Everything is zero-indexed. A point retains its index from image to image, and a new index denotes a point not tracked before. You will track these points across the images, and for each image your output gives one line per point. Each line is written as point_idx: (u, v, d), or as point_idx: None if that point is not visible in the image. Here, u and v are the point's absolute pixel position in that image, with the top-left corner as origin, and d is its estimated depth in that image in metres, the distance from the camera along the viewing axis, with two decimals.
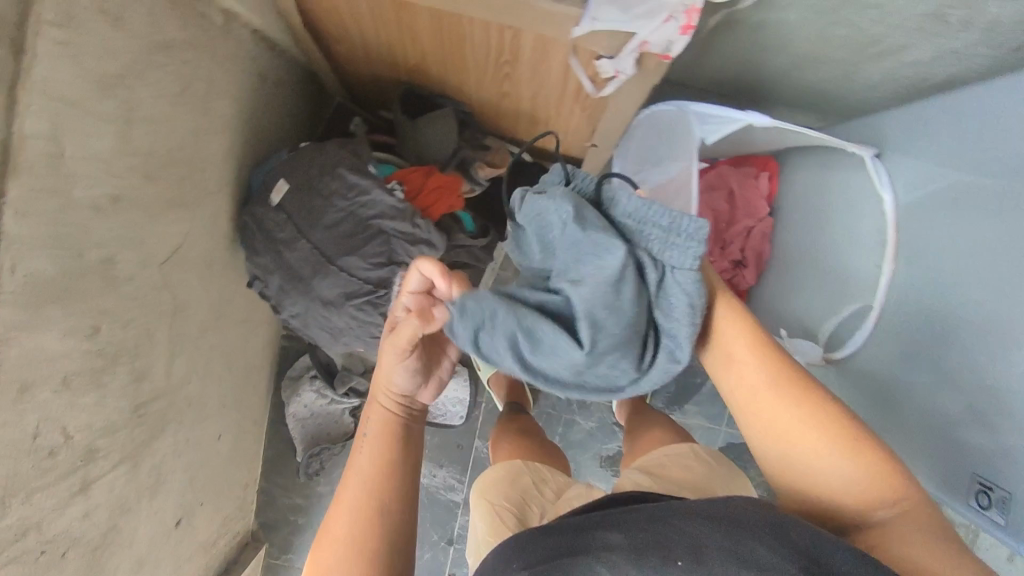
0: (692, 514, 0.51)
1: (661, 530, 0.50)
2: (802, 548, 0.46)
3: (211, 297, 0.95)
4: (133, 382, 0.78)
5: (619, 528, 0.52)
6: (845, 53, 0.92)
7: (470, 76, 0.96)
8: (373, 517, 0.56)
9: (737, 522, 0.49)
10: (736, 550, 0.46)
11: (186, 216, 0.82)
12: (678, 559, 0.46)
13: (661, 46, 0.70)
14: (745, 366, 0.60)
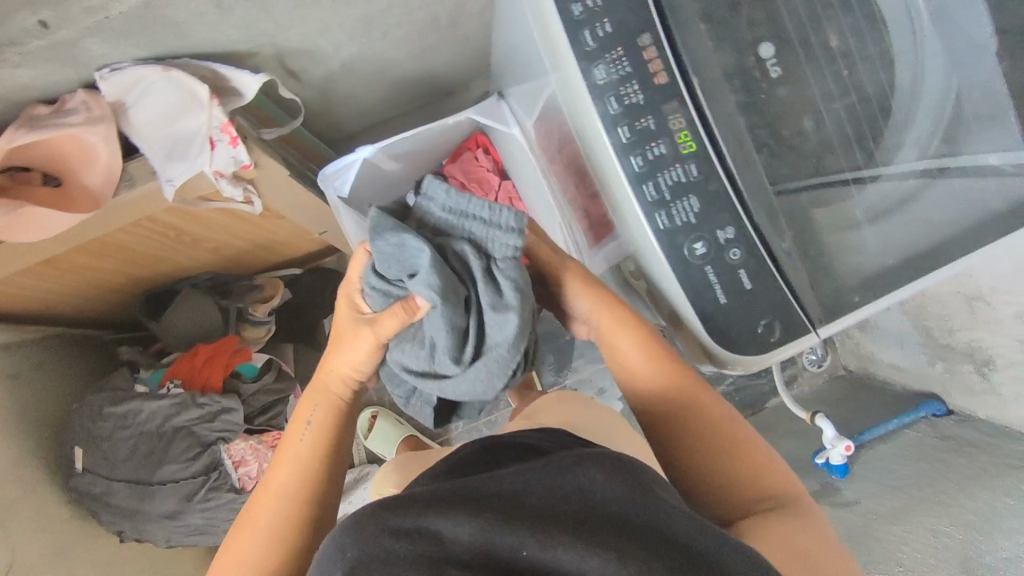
0: (543, 485, 0.42)
1: (514, 507, 0.40)
2: (690, 548, 0.39)
3: (89, 574, 0.98)
4: None
5: (464, 506, 0.40)
6: (433, 38, 0.98)
7: (174, 256, 1.04)
8: (294, 496, 0.58)
9: (639, 503, 0.41)
10: (630, 540, 0.39)
11: (0, 537, 0.86)
12: (526, 549, 0.38)
13: (235, 163, 0.78)
14: (650, 379, 0.62)
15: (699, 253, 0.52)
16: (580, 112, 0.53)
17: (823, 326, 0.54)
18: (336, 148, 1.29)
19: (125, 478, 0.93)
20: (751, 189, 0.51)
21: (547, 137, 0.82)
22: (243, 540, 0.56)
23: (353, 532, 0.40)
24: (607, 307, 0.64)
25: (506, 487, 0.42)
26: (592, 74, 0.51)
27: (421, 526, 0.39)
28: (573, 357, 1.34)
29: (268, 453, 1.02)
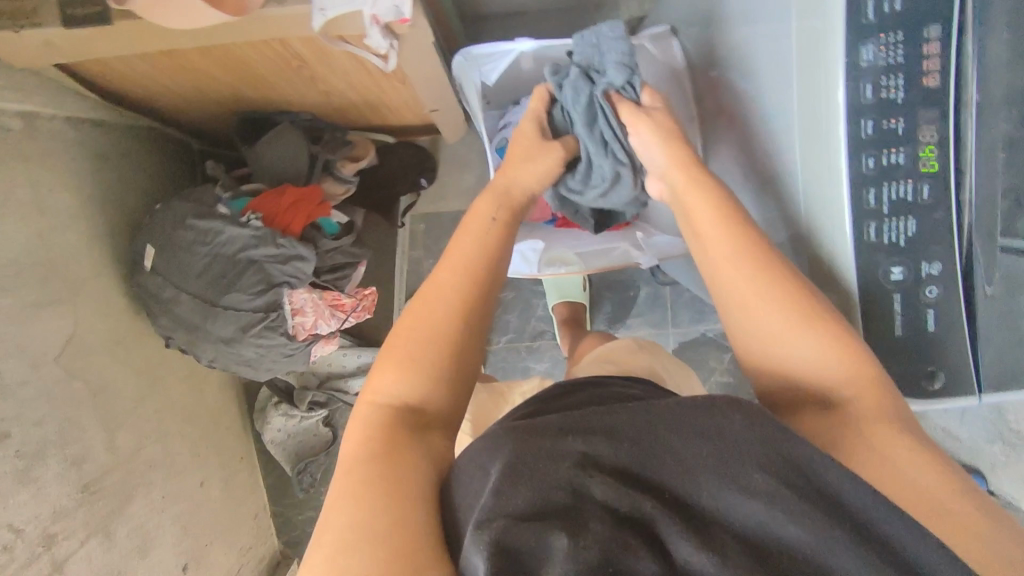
0: (688, 416, 0.39)
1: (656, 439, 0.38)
2: (833, 503, 0.36)
3: (136, 368, 1.01)
4: (72, 467, 0.86)
5: (603, 433, 0.39)
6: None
7: (286, 87, 0.99)
8: (443, 343, 0.49)
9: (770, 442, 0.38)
10: (772, 485, 0.36)
11: (66, 309, 0.89)
12: (668, 487, 0.37)
13: (392, 14, 0.72)
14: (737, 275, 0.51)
15: (892, 278, 0.47)
16: (824, 83, 0.47)
17: (988, 391, 0.48)
18: (463, 26, 1.21)
19: (193, 291, 0.95)
20: (980, 227, 0.45)
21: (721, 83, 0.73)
22: (406, 340, 0.49)
23: (491, 441, 0.40)
24: (723, 213, 0.54)
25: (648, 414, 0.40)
26: (857, 51, 0.45)
27: (549, 446, 0.38)
28: (630, 313, 1.31)
29: (326, 311, 1.03)
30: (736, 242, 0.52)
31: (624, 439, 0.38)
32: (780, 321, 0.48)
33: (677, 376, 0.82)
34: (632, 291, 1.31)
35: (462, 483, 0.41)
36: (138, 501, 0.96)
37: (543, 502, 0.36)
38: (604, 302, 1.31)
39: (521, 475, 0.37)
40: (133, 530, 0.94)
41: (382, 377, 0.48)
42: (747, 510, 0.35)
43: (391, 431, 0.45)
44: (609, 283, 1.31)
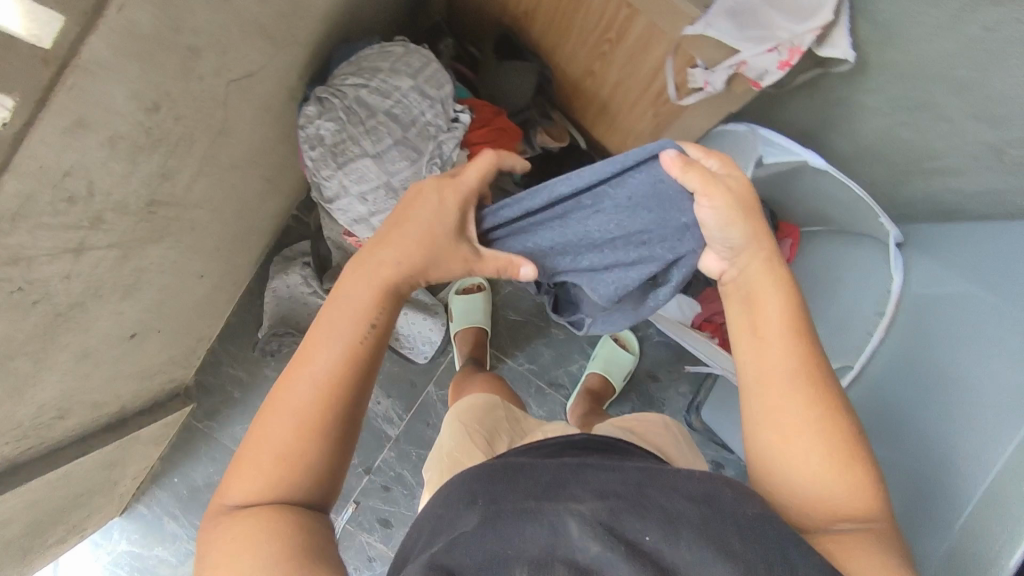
0: (661, 490, 0.57)
1: (636, 497, 0.55)
2: (698, 523, 0.52)
3: (253, 138, 0.97)
4: (159, 177, 0.80)
5: (570, 491, 0.58)
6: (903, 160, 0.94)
7: (571, 40, 0.98)
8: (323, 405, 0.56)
9: (711, 506, 0.55)
10: (698, 526, 0.52)
11: (269, 50, 0.85)
12: (647, 535, 0.51)
13: (755, 72, 0.74)
14: (774, 354, 0.61)
15: None
16: None
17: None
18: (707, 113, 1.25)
19: (382, 122, 0.91)
20: None
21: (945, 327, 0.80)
22: (277, 418, 0.55)
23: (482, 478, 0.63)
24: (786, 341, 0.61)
25: (629, 479, 0.59)
26: None
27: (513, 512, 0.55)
28: None
29: None
30: (800, 359, 0.60)
31: (602, 494, 0.57)
32: (817, 460, 0.57)
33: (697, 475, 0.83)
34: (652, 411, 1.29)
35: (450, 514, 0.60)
36: (161, 245, 0.92)
37: (514, 549, 0.51)
38: (627, 400, 1.29)
39: (494, 521, 0.55)
40: (138, 264, 0.89)
41: (273, 416, 0.56)
42: (674, 555, 0.50)
43: (326, 400, 0.56)
44: (645, 389, 1.31)
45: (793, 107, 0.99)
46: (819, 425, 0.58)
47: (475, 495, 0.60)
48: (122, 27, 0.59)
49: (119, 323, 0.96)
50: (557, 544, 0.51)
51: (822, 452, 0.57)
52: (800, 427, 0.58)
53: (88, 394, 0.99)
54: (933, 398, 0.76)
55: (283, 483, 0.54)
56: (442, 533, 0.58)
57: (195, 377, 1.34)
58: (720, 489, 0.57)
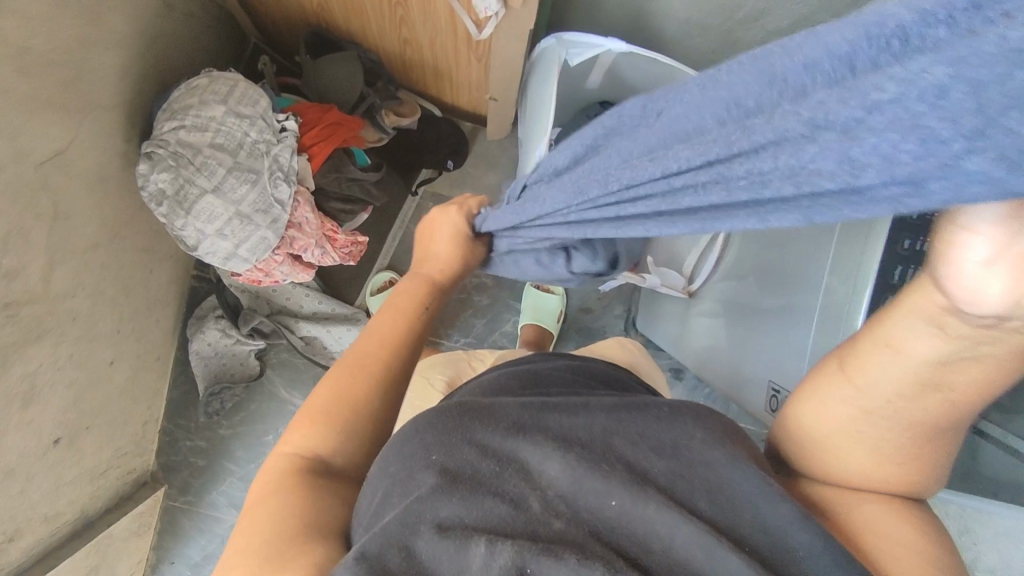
0: (635, 440, 0.50)
1: (602, 452, 0.49)
2: (667, 489, 0.47)
3: (103, 214, 0.98)
4: (2, 278, 0.81)
5: (532, 437, 0.50)
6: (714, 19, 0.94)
7: (371, 16, 0.98)
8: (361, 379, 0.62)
9: (679, 455, 0.49)
10: (672, 496, 0.47)
11: (70, 122, 0.86)
12: (613, 500, 0.46)
13: None
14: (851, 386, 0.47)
15: None
16: None
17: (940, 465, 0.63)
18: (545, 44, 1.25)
19: (209, 155, 0.91)
20: None
21: None
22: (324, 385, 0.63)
23: (426, 433, 0.52)
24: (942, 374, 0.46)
25: (596, 425, 0.51)
26: None
27: (455, 475, 0.49)
28: None
29: (302, 242, 0.99)
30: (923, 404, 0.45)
31: (567, 442, 0.50)
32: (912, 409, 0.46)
33: (636, 356, 0.91)
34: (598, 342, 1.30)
35: (398, 470, 0.51)
36: (44, 343, 0.92)
37: (473, 519, 0.46)
38: (570, 339, 1.30)
39: (452, 487, 0.48)
40: (26, 368, 0.89)
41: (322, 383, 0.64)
42: (656, 529, 0.45)
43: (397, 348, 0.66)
44: (582, 325, 1.31)
45: (601, 7, 0.99)
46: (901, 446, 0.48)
47: (429, 453, 0.50)
48: None
49: (36, 431, 0.95)
50: (518, 515, 0.46)
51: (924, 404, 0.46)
52: (939, 406, 0.45)
53: (35, 507, 0.99)
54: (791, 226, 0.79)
55: (325, 438, 0.59)
56: (390, 492, 0.50)
57: (156, 461, 1.34)
58: (689, 432, 0.51)
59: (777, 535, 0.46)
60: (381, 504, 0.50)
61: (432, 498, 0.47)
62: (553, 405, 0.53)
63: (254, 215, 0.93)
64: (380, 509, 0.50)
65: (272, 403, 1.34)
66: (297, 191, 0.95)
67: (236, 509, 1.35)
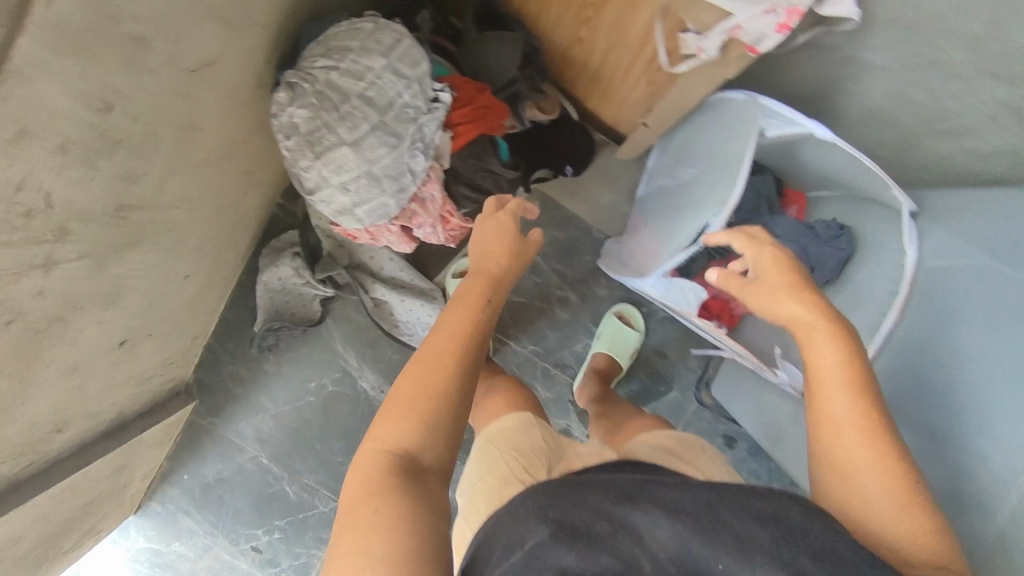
0: (742, 510, 0.47)
1: (709, 521, 0.46)
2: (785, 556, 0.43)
3: (226, 131, 0.93)
4: (124, 180, 0.77)
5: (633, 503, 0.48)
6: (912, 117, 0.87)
7: (555, 6, 0.91)
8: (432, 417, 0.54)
9: (788, 526, 0.45)
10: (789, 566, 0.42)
11: (228, 34, 0.80)
12: (721, 563, 0.43)
13: (752, 37, 0.68)
14: (852, 445, 0.55)
15: None
16: None
17: None
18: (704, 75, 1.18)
19: (356, 106, 0.86)
20: None
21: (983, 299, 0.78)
22: (393, 418, 0.54)
23: (538, 495, 0.52)
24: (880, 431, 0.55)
25: (701, 497, 0.49)
26: None
27: (568, 534, 0.45)
28: (646, 402, 1.28)
29: (416, 218, 0.94)
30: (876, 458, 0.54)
31: (673, 509, 0.47)
32: (867, 450, 0.54)
33: None
34: (661, 387, 1.27)
35: (510, 534, 0.49)
36: (141, 249, 0.89)
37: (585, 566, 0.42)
38: (634, 378, 1.28)
39: (569, 538, 0.45)
40: (118, 271, 0.86)
41: (385, 423, 0.55)
42: None
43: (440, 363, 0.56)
44: (649, 367, 1.27)
45: (795, 66, 0.91)
46: (893, 493, 0.53)
47: (542, 512, 0.48)
48: (55, 25, 0.55)
49: (107, 333, 0.92)
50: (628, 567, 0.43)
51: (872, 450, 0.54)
52: (879, 459, 0.54)
53: (84, 404, 0.97)
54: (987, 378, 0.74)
55: (412, 433, 0.53)
56: (509, 544, 0.47)
57: (194, 374, 1.33)
58: (792, 511, 0.46)
59: None
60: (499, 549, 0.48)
61: (547, 545, 0.44)
62: (658, 484, 0.52)
63: (386, 180, 0.89)
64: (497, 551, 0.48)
65: (322, 352, 1.31)
66: (433, 167, 0.90)
67: (260, 442, 1.34)
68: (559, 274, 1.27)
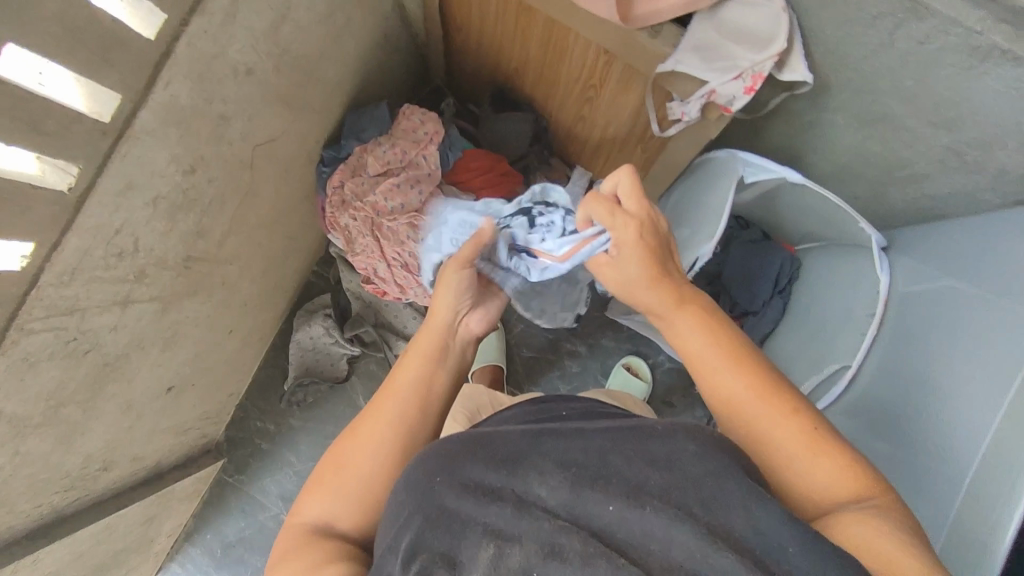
0: (630, 454, 0.49)
1: (601, 468, 0.48)
2: (628, 480, 0.47)
3: (278, 198, 1.07)
4: (193, 234, 0.90)
5: (592, 483, 0.47)
6: (873, 172, 0.98)
7: (559, 89, 1.08)
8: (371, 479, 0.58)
9: (636, 435, 0.51)
10: (665, 497, 0.46)
11: (289, 115, 0.96)
12: (610, 506, 0.45)
13: (725, 98, 0.83)
14: (728, 376, 0.57)
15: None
16: None
17: None
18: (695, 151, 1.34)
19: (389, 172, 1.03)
20: None
21: (919, 327, 0.84)
22: (341, 475, 0.59)
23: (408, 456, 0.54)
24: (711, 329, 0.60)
25: (594, 443, 0.50)
26: None
27: (467, 480, 0.49)
28: None
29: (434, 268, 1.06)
30: (748, 377, 0.56)
31: (565, 463, 0.48)
32: (730, 374, 0.56)
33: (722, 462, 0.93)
34: None
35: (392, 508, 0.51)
36: (197, 298, 1.00)
37: (470, 526, 0.46)
38: None
39: (440, 519, 0.46)
40: (177, 318, 0.97)
41: (309, 499, 0.59)
42: (654, 529, 0.44)
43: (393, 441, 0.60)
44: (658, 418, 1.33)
45: (768, 135, 1.05)
46: (767, 410, 0.54)
47: (423, 467, 0.51)
48: (165, 99, 0.70)
49: (159, 377, 1.01)
50: (522, 523, 0.45)
51: (773, 406, 0.54)
52: (764, 399, 0.55)
53: (132, 446, 1.04)
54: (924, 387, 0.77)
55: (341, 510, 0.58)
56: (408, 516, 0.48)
57: (225, 433, 1.39)
58: (685, 445, 0.49)
59: (763, 532, 0.44)
60: (457, 494, 0.47)
61: (425, 530, 0.46)
62: (551, 429, 0.53)
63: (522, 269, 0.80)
64: (439, 540, 0.46)
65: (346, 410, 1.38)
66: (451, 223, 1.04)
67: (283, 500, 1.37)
68: (569, 330, 1.36)
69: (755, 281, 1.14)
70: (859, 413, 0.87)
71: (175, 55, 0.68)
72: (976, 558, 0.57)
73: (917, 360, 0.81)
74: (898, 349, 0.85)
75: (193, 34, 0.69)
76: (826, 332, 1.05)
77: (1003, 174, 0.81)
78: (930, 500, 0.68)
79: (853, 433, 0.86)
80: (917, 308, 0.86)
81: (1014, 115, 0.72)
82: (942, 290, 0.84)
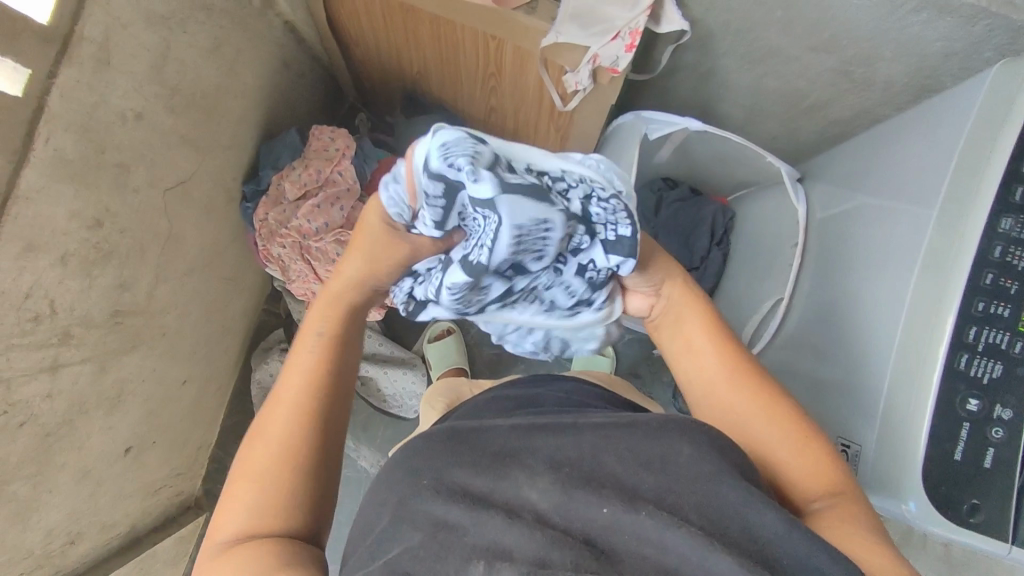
0: (630, 453, 0.49)
1: (593, 470, 0.49)
2: (624, 484, 0.48)
3: (205, 239, 1.07)
4: (117, 288, 0.89)
5: (583, 485, 0.47)
6: (777, 108, 1.00)
7: (462, 84, 1.09)
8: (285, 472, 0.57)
9: (627, 429, 0.51)
10: (661, 496, 0.47)
11: (196, 155, 0.96)
12: (604, 508, 0.46)
13: (609, 61, 0.84)
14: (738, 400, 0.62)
15: (969, 408, 0.56)
16: (957, 256, 0.59)
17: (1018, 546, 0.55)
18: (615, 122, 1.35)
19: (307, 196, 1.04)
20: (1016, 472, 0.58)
21: (834, 247, 0.86)
22: (248, 470, 0.58)
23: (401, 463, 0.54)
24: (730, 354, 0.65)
25: (586, 440, 0.51)
26: (964, 331, 0.56)
27: (473, 491, 0.49)
28: None
29: None
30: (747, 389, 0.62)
31: (557, 463, 0.49)
32: (762, 417, 0.60)
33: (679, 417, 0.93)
34: None
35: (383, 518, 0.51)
36: (138, 352, 0.98)
37: (465, 537, 0.46)
38: None
39: (437, 532, 0.47)
40: (118, 376, 0.95)
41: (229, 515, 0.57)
42: (650, 532, 0.44)
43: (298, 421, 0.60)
44: None
45: (673, 92, 1.07)
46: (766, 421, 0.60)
47: (422, 473, 0.51)
48: (49, 154, 0.70)
49: (113, 439, 1.00)
50: (512, 524, 0.46)
51: (786, 429, 0.59)
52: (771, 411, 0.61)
53: (98, 515, 1.02)
54: (839, 305, 0.79)
55: (252, 518, 0.55)
56: (390, 527, 0.50)
57: (202, 487, 1.37)
58: (679, 444, 0.49)
59: (766, 542, 0.44)
60: (445, 501, 0.48)
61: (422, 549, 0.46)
62: (543, 423, 0.53)
63: None
64: (425, 552, 0.46)
65: None
66: None
67: None
68: None
69: (690, 236, 1.16)
70: (793, 344, 0.89)
71: (50, 108, 0.68)
72: (894, 471, 0.60)
73: (833, 283, 0.82)
74: (819, 272, 0.87)
75: (66, 85, 0.69)
76: (757, 271, 1.06)
77: (891, 86, 0.83)
78: (848, 410, 0.69)
79: (791, 362, 0.88)
80: (832, 231, 0.88)
81: (881, 25, 0.74)
82: (847, 208, 0.85)
